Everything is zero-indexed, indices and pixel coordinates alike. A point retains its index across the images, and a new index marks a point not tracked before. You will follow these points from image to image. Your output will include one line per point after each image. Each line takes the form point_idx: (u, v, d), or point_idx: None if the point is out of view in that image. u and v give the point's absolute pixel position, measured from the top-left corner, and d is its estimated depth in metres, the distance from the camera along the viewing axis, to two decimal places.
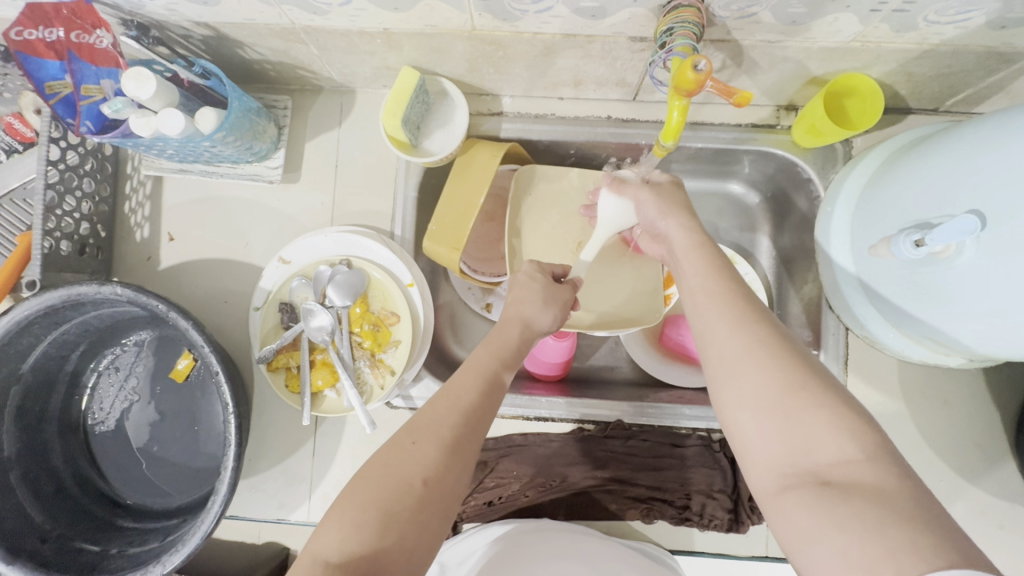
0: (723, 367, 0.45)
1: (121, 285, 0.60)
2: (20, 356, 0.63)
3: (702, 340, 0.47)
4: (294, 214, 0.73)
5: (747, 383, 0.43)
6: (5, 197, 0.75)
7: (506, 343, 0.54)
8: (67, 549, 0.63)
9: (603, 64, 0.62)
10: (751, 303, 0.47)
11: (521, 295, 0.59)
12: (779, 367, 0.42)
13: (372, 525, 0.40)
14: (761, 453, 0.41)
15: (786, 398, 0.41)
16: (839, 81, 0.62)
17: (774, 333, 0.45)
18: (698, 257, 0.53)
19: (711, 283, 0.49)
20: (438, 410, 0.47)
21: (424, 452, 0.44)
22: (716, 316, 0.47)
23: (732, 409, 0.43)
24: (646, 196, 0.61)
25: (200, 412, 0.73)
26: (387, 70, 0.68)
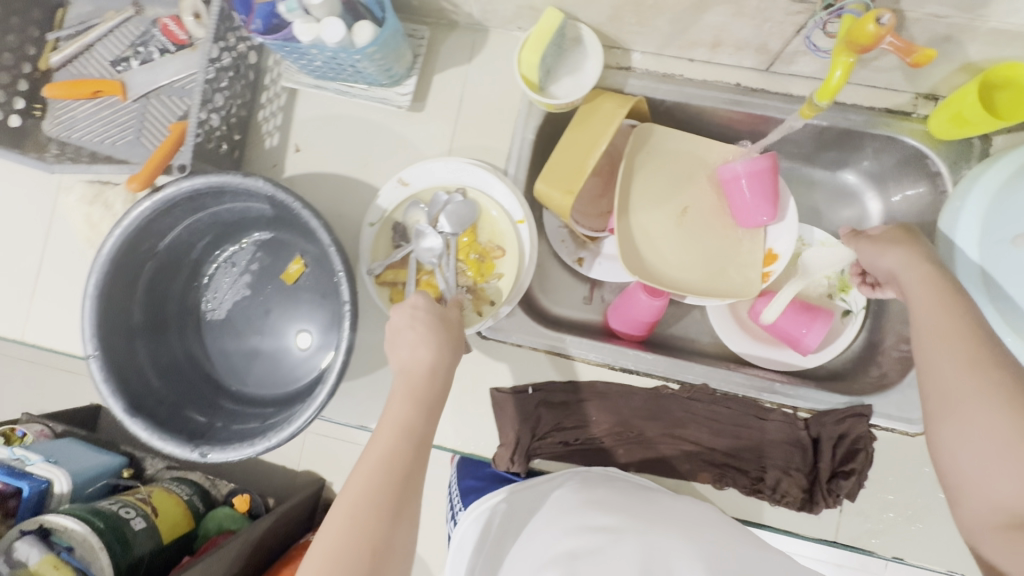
0: (950, 408, 0.50)
1: (263, 179, 0.64)
2: (160, 234, 0.69)
3: (927, 381, 0.52)
4: (414, 142, 0.76)
5: (984, 426, 0.48)
6: (153, 93, 0.81)
7: (416, 387, 0.54)
8: (178, 416, 0.69)
9: (750, 25, 0.62)
10: (983, 350, 0.50)
11: (405, 335, 0.56)
12: (1009, 420, 0.47)
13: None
14: (979, 492, 0.48)
15: (1017, 449, 0.46)
16: (996, 72, 0.60)
17: (1007, 381, 0.48)
18: (929, 285, 0.55)
19: (944, 325, 0.52)
20: (373, 478, 0.49)
21: (370, 523, 0.47)
22: (944, 359, 0.51)
23: (949, 450, 0.50)
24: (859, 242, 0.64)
25: (303, 314, 0.77)
26: (529, 10, 0.69)
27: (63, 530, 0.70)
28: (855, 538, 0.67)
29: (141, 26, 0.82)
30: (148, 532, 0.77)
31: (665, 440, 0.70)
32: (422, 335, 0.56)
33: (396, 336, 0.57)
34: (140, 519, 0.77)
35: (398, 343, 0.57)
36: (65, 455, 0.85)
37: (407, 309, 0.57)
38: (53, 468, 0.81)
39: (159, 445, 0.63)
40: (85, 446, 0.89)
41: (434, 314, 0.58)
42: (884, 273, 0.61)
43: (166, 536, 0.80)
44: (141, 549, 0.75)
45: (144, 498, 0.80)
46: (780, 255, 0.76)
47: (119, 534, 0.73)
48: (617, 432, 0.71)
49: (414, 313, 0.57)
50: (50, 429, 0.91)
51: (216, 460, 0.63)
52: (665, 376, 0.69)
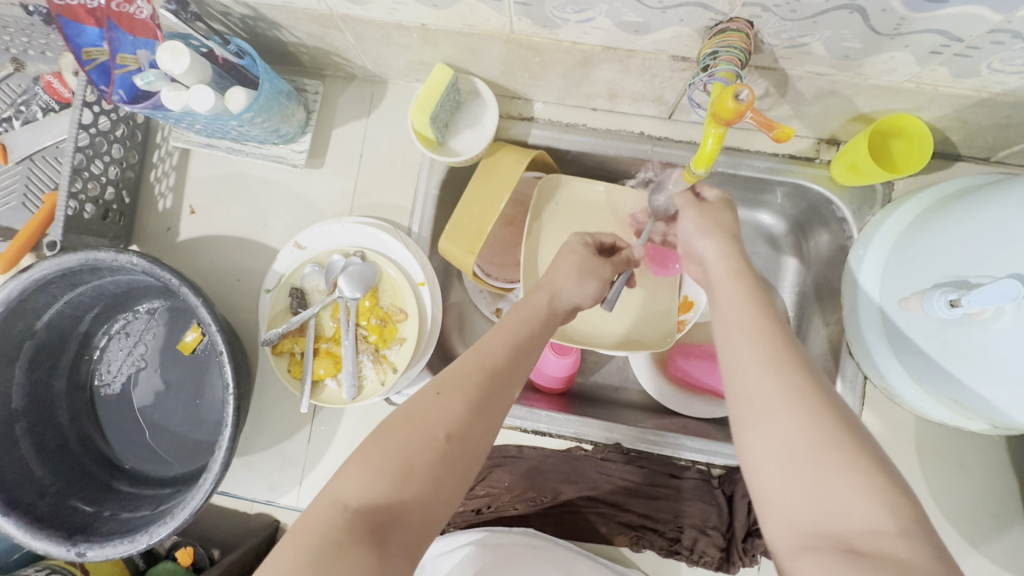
0: (752, 412, 0.41)
1: (139, 255, 0.61)
2: (35, 313, 0.65)
3: (731, 379, 0.43)
4: (315, 199, 0.73)
5: (783, 425, 0.39)
6: (38, 155, 0.76)
7: (540, 316, 0.53)
8: (62, 506, 0.64)
9: (641, 80, 0.61)
10: (789, 344, 0.43)
11: (560, 265, 0.58)
12: (813, 419, 0.38)
13: (393, 477, 0.38)
14: (782, 508, 0.38)
15: (818, 455, 0.37)
16: (888, 121, 0.59)
17: (810, 377, 0.41)
18: (734, 287, 0.49)
19: (753, 318, 0.45)
20: (467, 365, 0.45)
21: (450, 405, 0.42)
22: (750, 352, 0.43)
23: (755, 456, 0.40)
24: (687, 215, 0.58)
25: (204, 384, 0.74)
26: (421, 64, 0.67)
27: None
28: None
29: (21, 84, 0.77)
30: None
31: (580, 503, 0.68)
32: (570, 267, 0.57)
33: (552, 271, 0.58)
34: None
35: (554, 275, 0.57)
36: None
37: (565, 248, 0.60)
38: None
39: (33, 545, 0.59)
40: None
41: (593, 254, 0.60)
42: (697, 254, 0.57)
43: None
44: None
45: (76, 563, 0.68)
46: (695, 303, 0.75)
47: None
48: (531, 499, 0.68)
49: (573, 250, 0.60)
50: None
51: (96, 558, 0.59)
52: (577, 437, 0.68)
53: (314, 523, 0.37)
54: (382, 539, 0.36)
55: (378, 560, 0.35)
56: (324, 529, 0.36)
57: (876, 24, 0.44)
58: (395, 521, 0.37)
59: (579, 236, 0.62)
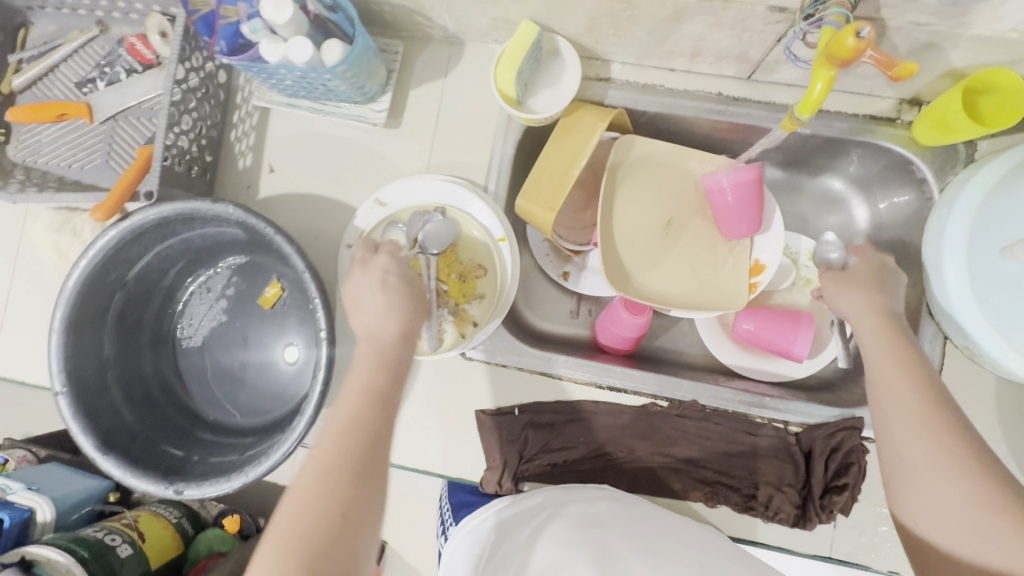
0: (910, 475, 0.50)
1: (233, 205, 0.62)
2: (128, 263, 0.67)
3: (886, 440, 0.53)
4: (391, 159, 0.74)
5: (944, 489, 0.48)
6: (121, 114, 0.78)
7: (386, 352, 0.55)
8: (153, 451, 0.66)
9: (730, 35, 0.61)
10: (938, 413, 0.51)
11: (367, 297, 0.58)
12: (967, 484, 0.47)
13: (299, 561, 0.43)
14: (954, 558, 0.47)
15: (977, 515, 0.46)
16: (982, 77, 0.59)
17: (961, 443, 0.49)
18: (883, 345, 0.57)
19: (902, 387, 0.53)
20: (322, 448, 0.48)
21: (331, 489, 0.46)
22: (900, 422, 0.52)
23: (915, 514, 0.50)
24: (827, 275, 0.66)
25: (282, 339, 0.75)
26: (504, 23, 0.67)
27: (42, 559, 0.65)
28: (851, 554, 0.65)
29: (106, 46, 0.79)
30: (137, 555, 0.73)
31: (654, 458, 0.69)
32: (398, 301, 0.58)
33: (358, 310, 0.58)
34: (127, 544, 0.73)
35: (360, 315, 0.58)
36: (46, 484, 0.76)
37: (377, 271, 0.60)
38: (35, 495, 0.73)
39: (132, 483, 0.61)
40: (66, 470, 0.81)
41: (404, 281, 0.60)
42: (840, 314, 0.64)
43: (152, 561, 0.76)
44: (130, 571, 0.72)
45: (130, 523, 0.76)
46: (766, 267, 0.75)
47: (106, 563, 0.69)
48: (606, 453, 0.69)
49: (386, 278, 0.59)
50: (32, 454, 0.82)
51: (193, 497, 0.61)
52: (654, 393, 0.68)
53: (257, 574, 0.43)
54: None
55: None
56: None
57: None
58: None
59: (385, 257, 0.61)
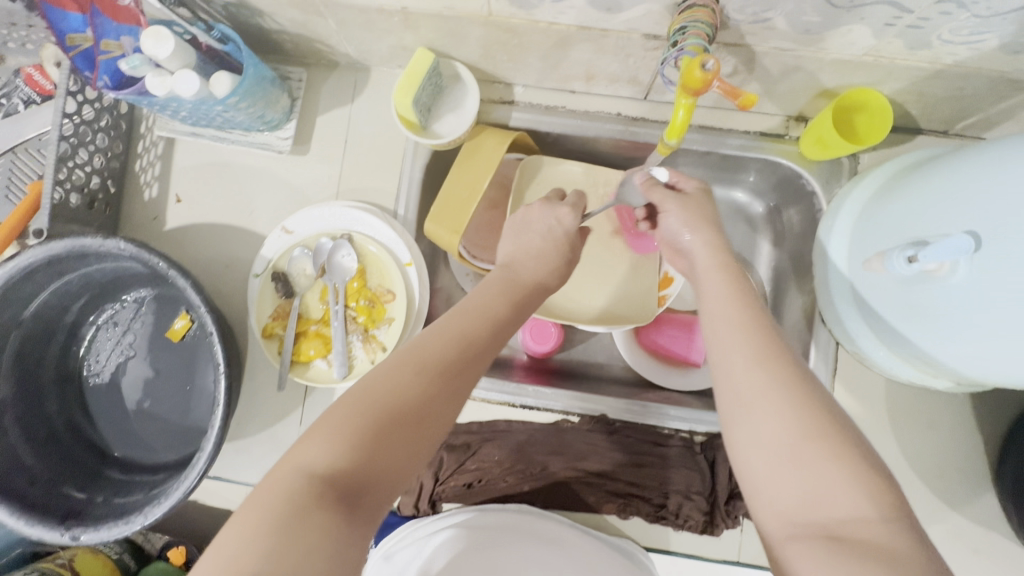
0: (740, 409, 0.44)
1: (126, 240, 0.62)
2: (22, 302, 0.65)
3: (719, 368, 0.47)
4: (301, 186, 0.74)
5: (773, 418, 0.42)
6: (20, 147, 0.76)
7: (518, 290, 0.58)
8: (54, 493, 0.64)
9: (617, 60, 0.63)
10: (773, 342, 0.47)
11: (527, 243, 0.63)
12: (796, 413, 0.42)
13: (361, 442, 0.40)
14: (774, 503, 0.41)
15: (801, 446, 0.41)
16: (850, 95, 0.62)
17: (795, 373, 0.44)
18: (719, 279, 0.53)
19: (737, 316, 0.49)
20: (436, 343, 0.48)
21: (412, 385, 0.44)
22: (738, 345, 0.47)
23: (744, 450, 0.43)
24: (669, 207, 0.60)
25: (194, 370, 0.74)
26: (403, 50, 0.68)
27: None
28: (760, 557, 0.67)
29: None
30: None
31: (569, 473, 0.70)
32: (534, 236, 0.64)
33: (523, 253, 0.62)
34: None
35: (523, 257, 0.62)
36: None
37: (551, 216, 0.65)
38: None
39: (25, 530, 0.59)
40: None
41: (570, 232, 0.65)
42: (683, 248, 0.59)
43: None
44: None
45: (64, 563, 0.68)
46: (675, 279, 0.76)
47: None
48: (521, 472, 0.70)
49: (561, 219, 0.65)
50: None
51: (91, 541, 0.60)
52: (564, 409, 0.70)
53: (280, 490, 0.37)
54: (348, 508, 0.38)
55: (346, 523, 0.37)
56: (292, 495, 0.37)
57: None
58: (362, 491, 0.39)
59: (571, 206, 0.66)
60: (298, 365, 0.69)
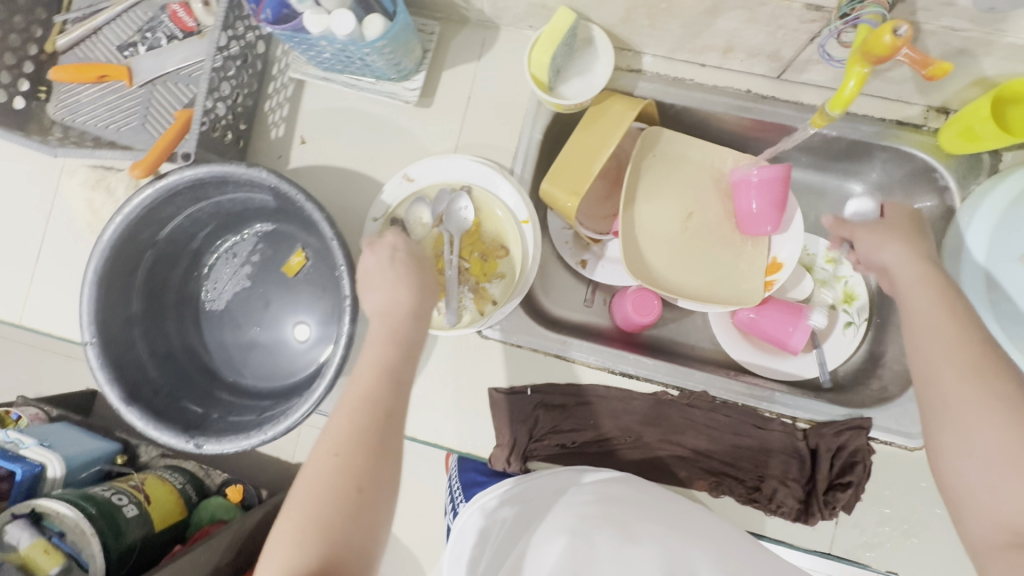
0: (949, 413, 0.51)
1: (268, 171, 0.64)
2: (160, 223, 0.68)
3: (925, 382, 0.54)
4: (421, 138, 0.76)
5: (989, 434, 0.49)
6: (160, 80, 0.80)
7: (397, 326, 0.57)
8: (173, 405, 0.68)
9: (764, 32, 0.62)
10: (981, 358, 0.52)
11: (376, 277, 0.61)
12: (1019, 431, 0.48)
13: (315, 538, 0.45)
14: (986, 510, 0.48)
15: (1015, 461, 0.47)
16: (1008, 88, 0.59)
17: (1020, 389, 0.50)
18: (926, 292, 0.58)
19: (953, 333, 0.54)
20: (339, 426, 0.50)
21: (337, 470, 0.48)
22: (944, 361, 0.53)
23: (950, 461, 0.51)
24: (862, 234, 0.67)
25: (302, 306, 0.77)
26: (541, 9, 0.69)
27: (53, 515, 0.71)
28: (850, 551, 0.66)
29: (148, 11, 0.81)
30: (143, 517, 0.78)
31: (661, 445, 0.70)
32: (395, 278, 0.60)
33: (367, 285, 0.60)
34: (133, 505, 0.78)
35: (370, 291, 0.60)
36: (60, 442, 0.85)
37: (386, 250, 0.62)
38: (46, 452, 0.82)
39: (153, 434, 0.63)
40: (79, 431, 0.91)
41: (410, 254, 0.62)
42: (884, 268, 0.64)
43: (155, 524, 0.80)
44: (132, 535, 0.75)
45: (137, 486, 0.81)
46: (784, 265, 0.76)
47: (111, 521, 0.73)
48: (614, 438, 0.70)
49: (394, 253, 0.62)
50: (45, 412, 0.94)
51: (211, 451, 0.63)
52: (665, 381, 0.69)
53: None
54: None
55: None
56: None
57: None
58: None
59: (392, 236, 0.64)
60: None
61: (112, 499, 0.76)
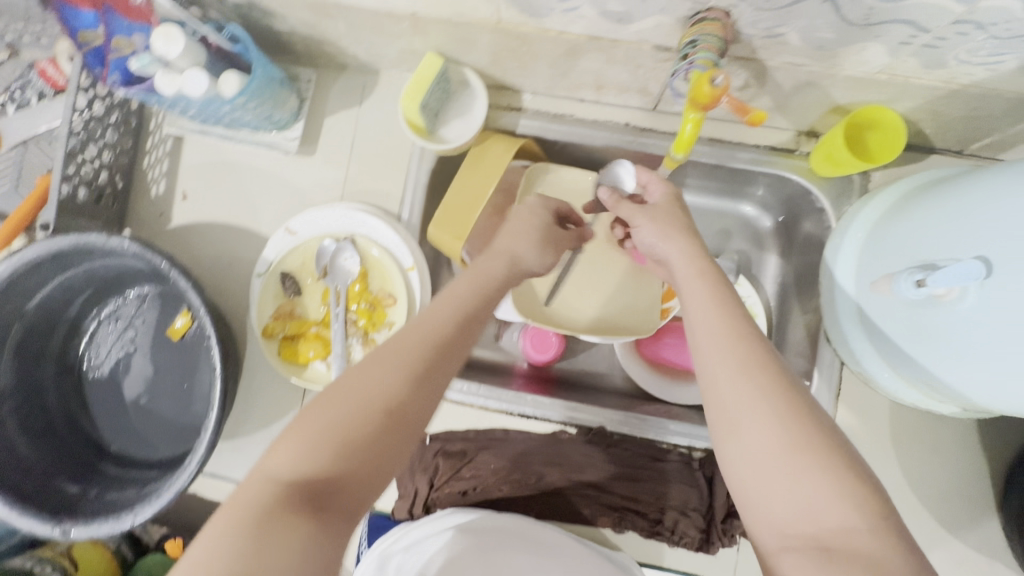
0: (722, 413, 0.42)
1: (131, 239, 0.61)
2: (25, 295, 0.65)
3: (702, 377, 0.44)
4: (306, 187, 0.74)
5: (756, 433, 0.39)
6: (31, 140, 0.76)
7: (487, 279, 0.54)
8: (48, 487, 0.64)
9: (626, 70, 0.62)
10: (755, 343, 0.44)
11: (520, 228, 0.61)
12: (782, 424, 0.39)
13: (254, 519, 0.34)
14: (765, 513, 0.38)
15: (791, 459, 0.38)
16: (862, 113, 0.61)
17: (780, 382, 0.41)
18: (701, 286, 0.49)
19: (718, 321, 0.45)
20: (403, 346, 0.44)
21: (335, 419, 0.39)
22: (719, 357, 0.43)
23: (729, 461, 0.41)
24: (642, 221, 0.58)
25: (192, 367, 0.74)
26: (412, 54, 0.68)
27: None
28: None
29: (17, 70, 0.78)
30: None
31: (564, 484, 0.69)
32: (553, 234, 0.63)
33: (510, 236, 0.60)
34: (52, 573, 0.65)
35: (516, 240, 0.59)
36: None
37: (539, 207, 0.64)
38: None
39: (16, 523, 0.59)
40: None
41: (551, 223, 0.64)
42: (660, 258, 0.57)
43: None
44: None
45: (61, 551, 0.68)
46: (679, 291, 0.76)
47: None
48: (517, 481, 0.69)
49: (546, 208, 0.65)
50: None
51: (81, 536, 0.60)
52: (562, 420, 0.69)
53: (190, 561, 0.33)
54: (319, 507, 0.36)
55: (318, 527, 0.35)
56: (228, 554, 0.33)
57: (848, 15, 0.46)
58: (323, 504, 0.36)
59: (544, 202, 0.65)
60: (294, 366, 0.68)
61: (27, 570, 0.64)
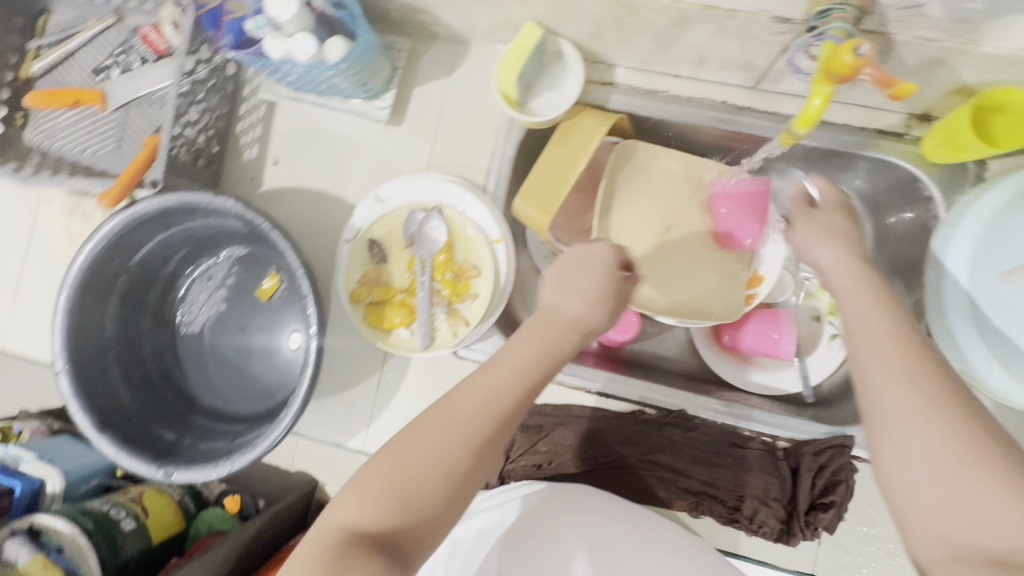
0: (879, 416, 0.41)
1: (234, 199, 0.63)
2: (130, 250, 0.68)
3: (856, 373, 0.43)
4: (393, 156, 0.75)
5: (915, 442, 0.38)
6: (134, 103, 0.79)
7: (555, 333, 0.48)
8: (148, 432, 0.69)
9: (735, 43, 0.60)
10: (919, 348, 0.42)
11: (574, 281, 0.51)
12: (953, 433, 0.38)
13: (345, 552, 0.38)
14: (925, 524, 0.38)
15: (959, 469, 0.37)
16: (992, 96, 0.57)
17: (948, 392, 0.40)
18: (862, 292, 0.47)
19: (884, 324, 0.43)
20: (471, 391, 0.43)
21: (413, 452, 0.40)
22: (878, 355, 0.42)
23: (885, 464, 0.40)
24: (796, 223, 0.57)
25: (277, 325, 0.76)
26: (509, 24, 0.67)
27: (49, 530, 0.61)
28: (834, 571, 0.66)
29: (122, 34, 0.81)
30: (138, 531, 0.67)
31: (641, 465, 0.69)
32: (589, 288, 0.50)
33: (568, 288, 0.51)
34: (129, 519, 0.66)
35: (571, 293, 0.50)
36: (53, 453, 0.71)
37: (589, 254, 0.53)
38: (48, 466, 0.69)
39: (125, 462, 0.63)
40: (78, 442, 0.76)
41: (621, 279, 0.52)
42: (812, 263, 0.55)
43: (155, 537, 0.69)
44: (130, 550, 0.65)
45: (135, 498, 0.69)
46: (765, 277, 0.74)
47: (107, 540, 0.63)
48: (593, 459, 0.70)
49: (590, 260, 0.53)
50: (48, 425, 0.76)
51: (181, 480, 0.63)
52: (643, 401, 0.68)
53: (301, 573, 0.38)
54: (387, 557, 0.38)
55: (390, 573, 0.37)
56: (328, 555, 0.38)
57: None
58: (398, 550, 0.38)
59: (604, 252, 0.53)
60: (379, 331, 0.69)
61: (109, 513, 0.65)
